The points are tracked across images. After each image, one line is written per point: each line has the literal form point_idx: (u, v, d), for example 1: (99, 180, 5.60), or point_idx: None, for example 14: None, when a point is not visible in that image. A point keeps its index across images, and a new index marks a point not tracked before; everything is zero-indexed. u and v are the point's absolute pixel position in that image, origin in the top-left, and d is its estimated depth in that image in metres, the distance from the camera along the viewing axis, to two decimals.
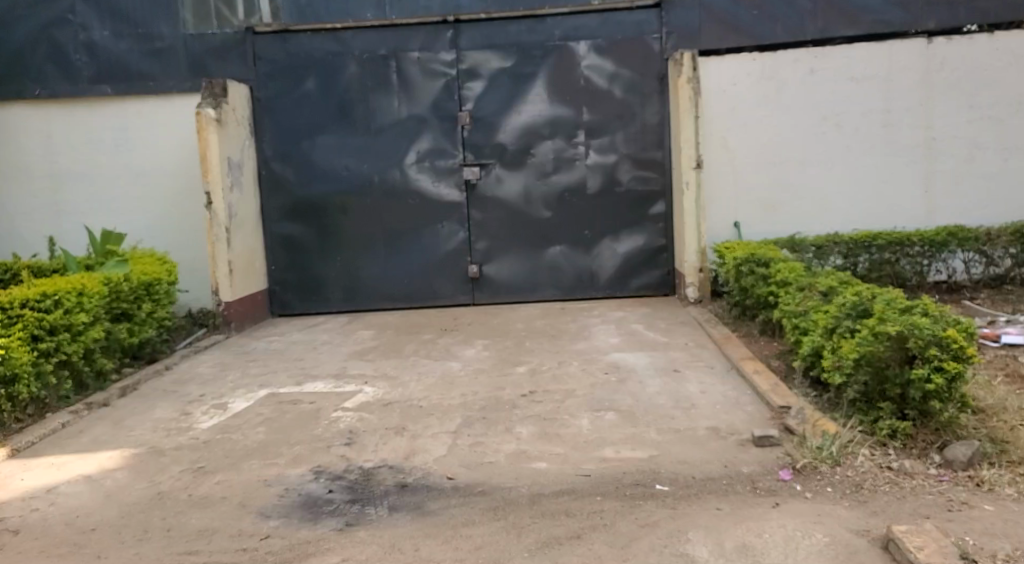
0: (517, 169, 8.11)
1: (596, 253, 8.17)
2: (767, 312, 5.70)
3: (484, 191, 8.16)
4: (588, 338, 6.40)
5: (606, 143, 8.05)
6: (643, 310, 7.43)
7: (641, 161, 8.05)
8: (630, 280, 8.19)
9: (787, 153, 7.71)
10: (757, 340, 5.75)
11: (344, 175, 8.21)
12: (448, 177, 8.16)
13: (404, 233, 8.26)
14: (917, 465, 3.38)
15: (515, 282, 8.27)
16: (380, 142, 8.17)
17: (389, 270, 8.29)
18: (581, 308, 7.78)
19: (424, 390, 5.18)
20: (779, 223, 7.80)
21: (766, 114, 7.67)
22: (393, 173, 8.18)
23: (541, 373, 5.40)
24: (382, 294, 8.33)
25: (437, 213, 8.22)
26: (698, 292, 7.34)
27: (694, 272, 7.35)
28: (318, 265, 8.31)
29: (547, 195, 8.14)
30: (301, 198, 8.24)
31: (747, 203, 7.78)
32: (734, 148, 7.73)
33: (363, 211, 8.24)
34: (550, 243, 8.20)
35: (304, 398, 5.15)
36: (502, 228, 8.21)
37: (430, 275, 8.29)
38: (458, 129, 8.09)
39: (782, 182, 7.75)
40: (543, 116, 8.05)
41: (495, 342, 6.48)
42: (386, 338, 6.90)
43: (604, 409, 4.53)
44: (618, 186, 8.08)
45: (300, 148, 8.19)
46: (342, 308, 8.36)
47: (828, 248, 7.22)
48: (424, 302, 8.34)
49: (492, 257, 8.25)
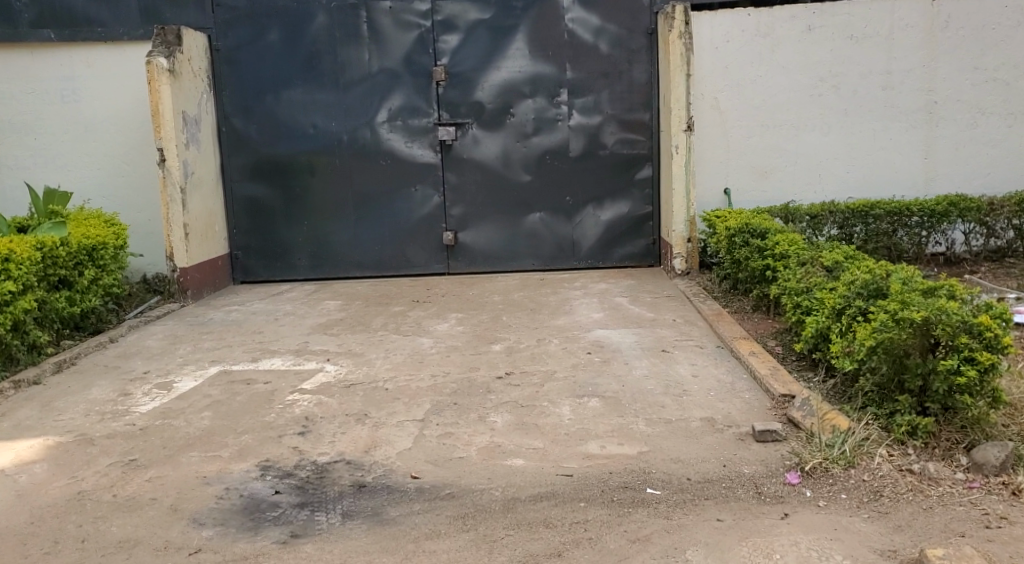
0: (495, 130, 7.62)
1: (579, 221, 7.71)
2: (761, 287, 5.31)
3: (460, 153, 7.65)
4: (570, 313, 5.96)
5: (591, 103, 7.55)
6: (628, 282, 6.99)
7: (627, 123, 7.56)
8: (614, 250, 7.75)
9: (781, 117, 7.26)
10: (750, 317, 5.35)
11: (310, 133, 7.66)
12: (421, 136, 7.65)
13: (375, 197, 7.74)
14: (943, 469, 3.00)
15: (493, 251, 7.81)
16: (349, 98, 7.61)
17: (359, 236, 7.79)
18: (562, 279, 7.33)
19: (390, 370, 4.72)
20: (771, 191, 7.36)
21: (759, 74, 7.19)
22: (363, 131, 7.64)
23: (518, 352, 4.97)
24: (351, 262, 7.83)
25: (409, 175, 7.70)
26: (686, 264, 6.88)
27: (682, 243, 6.85)
28: (282, 230, 7.78)
29: (527, 157, 7.64)
30: (264, 158, 7.69)
31: (738, 170, 7.34)
32: (726, 111, 7.26)
33: (331, 172, 7.70)
34: (530, 209, 7.72)
35: (258, 377, 4.68)
36: (479, 193, 7.72)
37: (402, 243, 7.80)
38: (433, 85, 7.57)
39: (776, 147, 7.30)
40: (524, 73, 7.54)
41: (470, 316, 6.02)
42: (353, 310, 6.42)
43: (588, 395, 4.10)
44: (604, 149, 7.60)
45: (263, 103, 7.63)
46: (308, 276, 7.85)
47: (823, 218, 6.71)
48: (396, 271, 7.86)
49: (468, 223, 7.77)
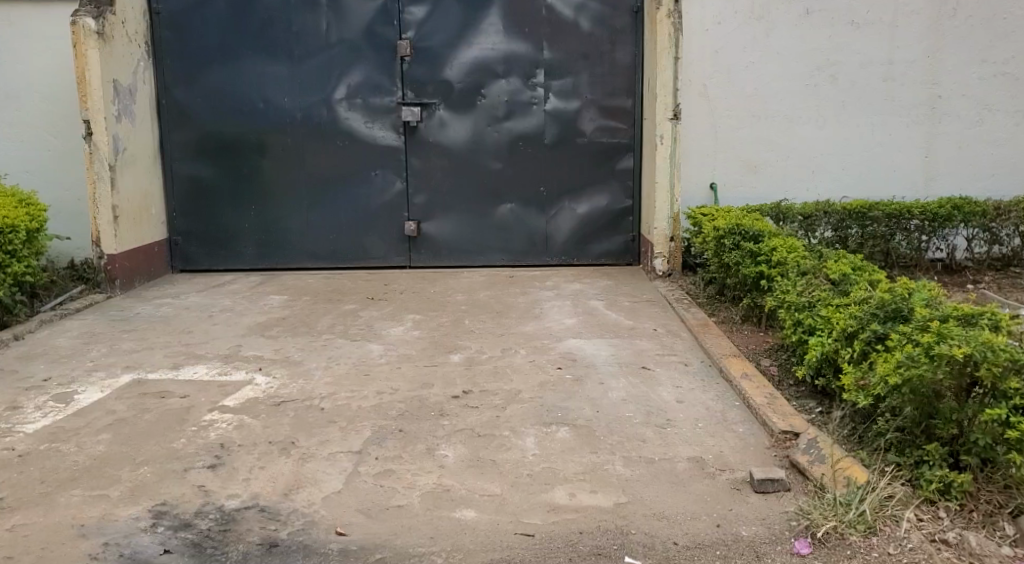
0: (465, 113, 6.99)
1: (553, 214, 7.12)
2: (753, 295, 4.78)
3: (425, 136, 7.01)
4: (539, 317, 5.37)
5: (569, 87, 6.95)
6: (604, 282, 6.41)
7: (608, 109, 6.97)
8: (590, 246, 7.17)
9: (774, 108, 6.70)
10: (740, 330, 4.80)
11: (260, 110, 6.97)
12: (383, 116, 6.99)
13: (332, 182, 7.08)
14: (985, 541, 2.48)
15: (459, 244, 7.19)
16: (304, 73, 6.94)
17: (313, 224, 7.13)
18: (532, 277, 6.74)
19: (329, 385, 4.10)
20: (761, 188, 6.81)
21: (752, 61, 6.63)
22: (320, 109, 6.97)
23: (478, 365, 4.36)
24: (304, 252, 7.17)
25: (369, 159, 7.05)
26: (667, 264, 6.31)
27: (664, 242, 6.28)
28: (228, 215, 7.10)
29: (498, 143, 7.02)
30: (209, 134, 7.00)
31: (726, 164, 6.77)
32: (715, 100, 6.68)
33: (283, 154, 7.02)
34: (500, 200, 7.11)
35: (175, 390, 4.04)
36: (445, 181, 7.09)
37: (361, 232, 7.16)
38: (397, 60, 6.91)
39: (767, 141, 6.75)
40: (497, 51, 6.92)
41: (428, 318, 5.40)
42: (299, 307, 5.78)
43: (557, 423, 3.51)
44: (582, 137, 7.00)
45: (208, 74, 6.93)
46: (256, 266, 7.18)
47: (816, 219, 6.19)
48: (352, 262, 7.22)
49: (433, 213, 7.14)
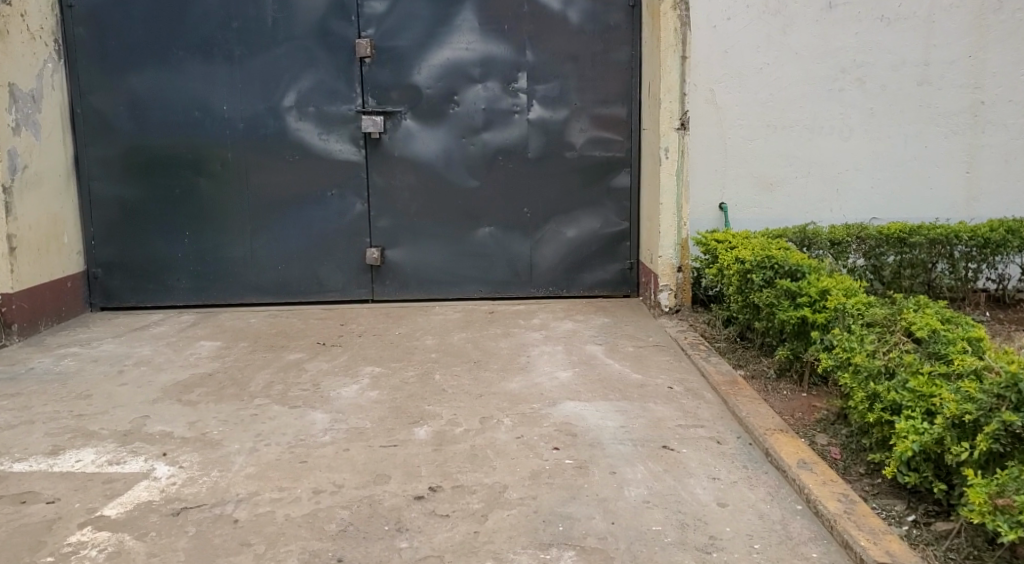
0: (435, 123, 6.04)
1: (539, 240, 6.17)
2: (794, 347, 3.86)
3: (390, 151, 6.04)
4: (527, 371, 4.38)
5: (556, 93, 6.02)
6: (600, 320, 5.45)
7: (601, 118, 6.04)
8: (581, 275, 6.21)
9: (791, 116, 5.85)
10: (777, 391, 3.87)
11: (196, 119, 5.97)
12: (339, 127, 6.01)
13: (281, 204, 6.08)
14: None
15: (429, 274, 6.21)
16: (247, 77, 5.95)
17: (258, 252, 6.12)
18: (516, 313, 5.76)
19: (251, 481, 3.08)
20: (778, 208, 5.95)
21: (767, 62, 5.78)
22: (266, 119, 5.99)
23: (450, 446, 3.36)
24: (248, 285, 6.14)
25: (325, 177, 6.06)
26: (675, 299, 5.35)
27: (671, 273, 5.33)
28: (159, 243, 6.07)
29: (474, 158, 6.07)
30: (135, 148, 5.98)
31: (737, 180, 5.91)
32: (724, 107, 5.83)
33: (224, 172, 6.03)
34: (477, 223, 6.15)
35: (42, 490, 3.01)
36: (413, 201, 6.11)
37: (315, 262, 6.15)
38: (356, 62, 5.94)
39: (784, 154, 5.90)
40: (472, 51, 5.97)
41: (389, 374, 4.39)
42: (233, 358, 4.75)
43: (559, 546, 2.56)
44: (571, 150, 6.07)
45: (133, 79, 5.92)
46: (192, 301, 6.14)
47: (847, 245, 5.29)
48: (306, 296, 6.20)
49: (399, 239, 6.16)
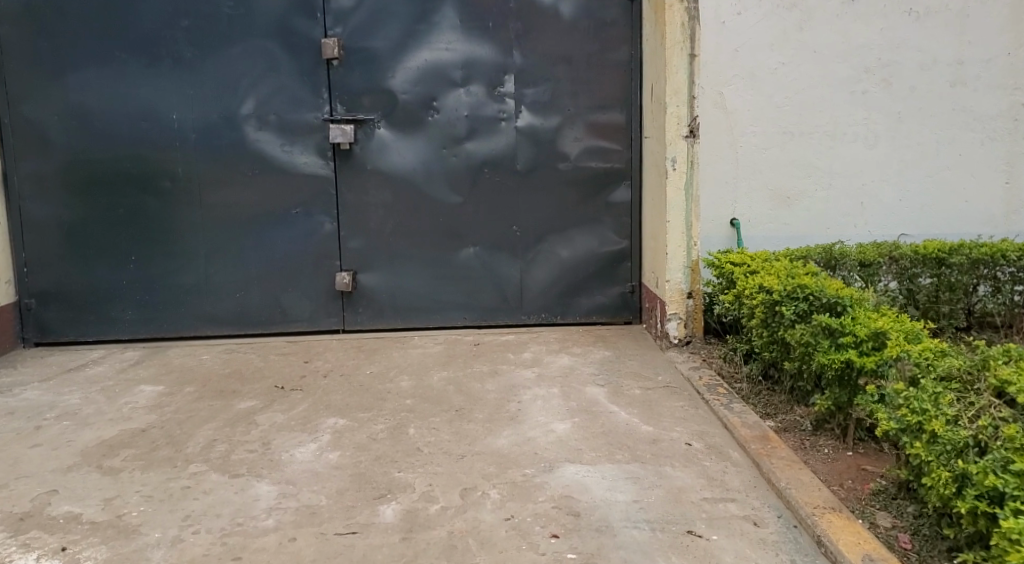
0: (413, 132, 5.39)
1: (529, 262, 5.54)
2: (836, 396, 3.24)
3: (362, 163, 5.40)
4: (517, 422, 3.71)
5: (547, 98, 5.39)
6: (601, 354, 4.80)
7: (597, 125, 5.42)
8: (576, 300, 5.58)
9: (810, 121, 5.28)
10: (817, 448, 3.24)
11: (143, 130, 5.31)
12: (305, 137, 5.36)
13: (240, 225, 5.42)
14: None
15: (407, 300, 5.55)
16: (200, 82, 5.30)
17: (215, 279, 5.45)
18: (504, 346, 5.11)
19: None
20: (796, 224, 5.37)
21: (782, 62, 5.21)
22: (222, 129, 5.34)
23: (423, 534, 2.72)
24: (202, 315, 5.47)
25: (288, 193, 5.41)
26: (685, 329, 4.73)
27: (680, 299, 4.71)
28: (101, 269, 5.39)
29: (456, 171, 5.43)
30: (73, 163, 5.31)
31: (750, 193, 5.33)
32: (735, 112, 5.26)
33: (175, 189, 5.36)
34: (460, 244, 5.51)
35: None
36: (388, 220, 5.47)
37: (278, 288, 5.49)
38: (323, 65, 5.29)
39: (802, 165, 5.32)
40: (453, 52, 5.34)
41: (355, 428, 3.73)
42: (174, 407, 4.06)
43: None
44: (564, 161, 5.44)
45: (70, 85, 5.25)
46: (140, 334, 5.46)
47: (877, 267, 4.66)
48: (268, 327, 5.53)
49: (372, 262, 5.50)
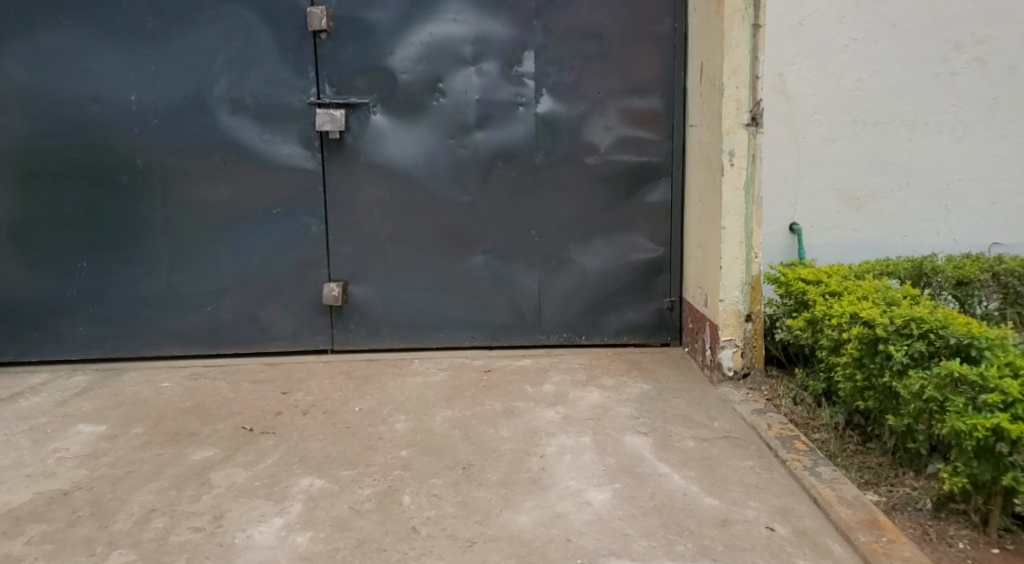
0: (414, 119, 4.57)
1: (551, 272, 4.71)
2: (973, 474, 2.43)
3: (354, 155, 4.58)
4: (541, 489, 2.89)
5: (573, 79, 4.55)
6: (639, 387, 3.98)
7: (632, 112, 4.58)
8: (605, 317, 4.75)
9: (888, 109, 4.44)
10: (948, 544, 2.46)
11: (95, 115, 4.50)
12: (287, 124, 4.54)
13: (210, 226, 4.61)
14: None
15: (407, 316, 4.74)
16: (163, 59, 4.48)
17: (181, 290, 4.64)
18: (522, 373, 4.29)
19: None
20: (868, 231, 4.54)
21: (854, 38, 4.37)
22: (188, 114, 4.52)
23: None
24: (166, 332, 4.66)
25: (267, 189, 4.59)
26: (743, 359, 3.89)
27: (736, 323, 3.88)
28: (46, 278, 4.59)
29: (465, 165, 4.61)
30: (12, 153, 4.50)
31: (813, 195, 4.50)
32: (797, 97, 4.42)
33: (133, 183, 4.55)
34: (469, 251, 4.69)
35: None
36: (384, 221, 4.65)
37: (255, 301, 4.68)
38: (310, 39, 4.47)
39: (876, 161, 4.48)
40: (463, 23, 4.51)
41: (335, 493, 2.91)
42: (112, 458, 3.26)
43: None
44: (593, 154, 4.61)
45: (7, 61, 4.44)
46: (92, 354, 4.66)
47: (976, 286, 3.80)
48: (244, 346, 4.72)
49: (366, 271, 4.69)
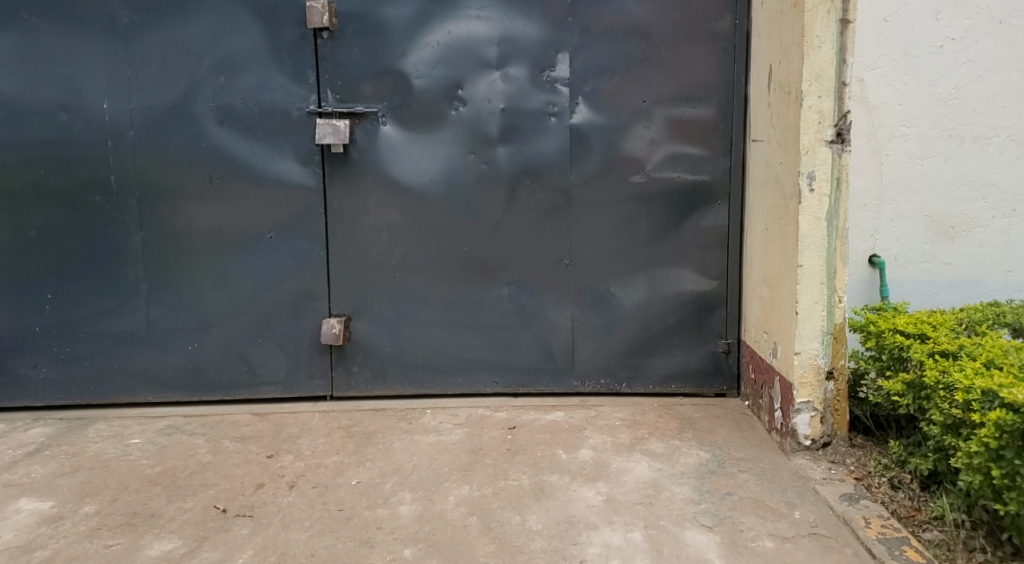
0: (429, 131, 3.93)
1: (586, 309, 4.05)
2: None
3: (360, 172, 3.95)
4: None
5: (614, 85, 3.89)
6: (694, 457, 3.31)
7: (683, 124, 3.91)
8: (650, 361, 4.08)
9: (991, 121, 3.73)
10: None
11: (62, 125, 3.90)
12: (282, 136, 3.92)
13: (193, 254, 4.00)
14: None
15: (420, 358, 4.10)
16: (141, 61, 3.87)
17: (160, 327, 4.04)
18: (552, 431, 3.63)
19: None
20: (964, 266, 3.83)
21: (952, 36, 3.67)
22: (168, 124, 3.91)
23: None
24: (142, 374, 4.06)
25: (258, 211, 3.97)
26: (823, 427, 3.22)
27: (816, 382, 3.20)
28: (6, 311, 4.00)
29: (487, 183, 3.96)
30: None
31: (899, 222, 3.81)
32: (882, 107, 3.73)
33: (106, 205, 3.95)
34: (492, 283, 4.04)
35: None
36: (394, 249, 4.01)
37: (244, 339, 4.06)
38: (309, 38, 3.85)
39: (976, 182, 3.78)
40: (487, 19, 3.86)
41: None
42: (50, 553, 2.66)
43: None
44: (637, 173, 3.94)
45: None
46: (58, 399, 4.06)
47: None
48: (231, 390, 4.09)
49: (373, 306, 4.05)
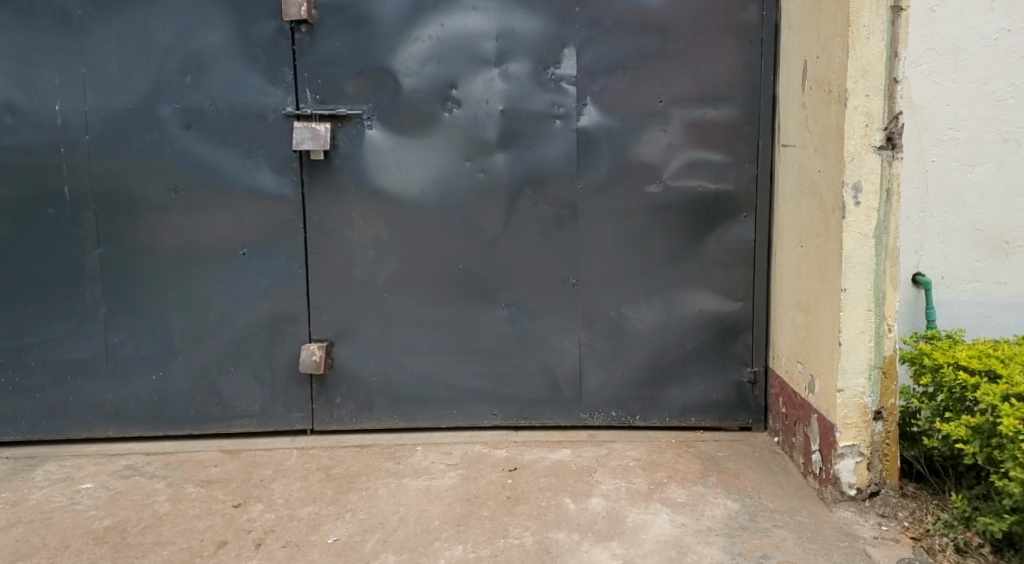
0: (420, 135, 3.51)
1: (595, 333, 3.63)
2: None
3: (344, 182, 3.54)
4: None
5: (626, 84, 3.48)
6: (721, 508, 2.89)
7: (703, 127, 3.50)
8: (666, 391, 3.66)
9: None
10: None
11: (10, 130, 3.49)
12: (255, 141, 3.51)
13: (157, 273, 3.58)
14: None
15: (410, 389, 3.68)
16: (98, 58, 3.47)
17: (120, 354, 3.62)
18: (558, 474, 3.21)
19: None
20: (1020, 286, 3.42)
21: (1007, 28, 3.26)
22: (128, 128, 3.50)
23: None
24: (100, 407, 3.64)
25: (229, 225, 3.55)
26: (871, 474, 2.80)
27: (863, 423, 2.78)
28: None
29: (485, 193, 3.55)
30: None
31: (948, 237, 3.39)
32: (929, 108, 3.32)
33: (60, 218, 3.54)
34: (490, 304, 3.62)
35: None
36: (381, 266, 3.59)
37: (215, 368, 3.64)
38: (285, 32, 3.44)
39: None
40: (484, 10, 3.45)
41: None
42: None
43: None
44: (652, 182, 3.53)
45: None
46: (7, 434, 3.65)
47: None
48: (199, 424, 3.68)
49: (358, 331, 3.64)
